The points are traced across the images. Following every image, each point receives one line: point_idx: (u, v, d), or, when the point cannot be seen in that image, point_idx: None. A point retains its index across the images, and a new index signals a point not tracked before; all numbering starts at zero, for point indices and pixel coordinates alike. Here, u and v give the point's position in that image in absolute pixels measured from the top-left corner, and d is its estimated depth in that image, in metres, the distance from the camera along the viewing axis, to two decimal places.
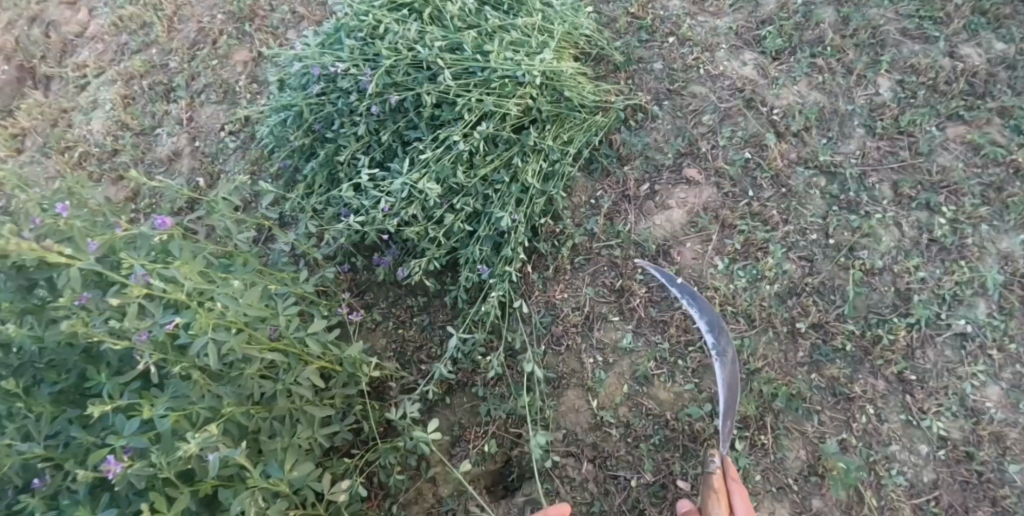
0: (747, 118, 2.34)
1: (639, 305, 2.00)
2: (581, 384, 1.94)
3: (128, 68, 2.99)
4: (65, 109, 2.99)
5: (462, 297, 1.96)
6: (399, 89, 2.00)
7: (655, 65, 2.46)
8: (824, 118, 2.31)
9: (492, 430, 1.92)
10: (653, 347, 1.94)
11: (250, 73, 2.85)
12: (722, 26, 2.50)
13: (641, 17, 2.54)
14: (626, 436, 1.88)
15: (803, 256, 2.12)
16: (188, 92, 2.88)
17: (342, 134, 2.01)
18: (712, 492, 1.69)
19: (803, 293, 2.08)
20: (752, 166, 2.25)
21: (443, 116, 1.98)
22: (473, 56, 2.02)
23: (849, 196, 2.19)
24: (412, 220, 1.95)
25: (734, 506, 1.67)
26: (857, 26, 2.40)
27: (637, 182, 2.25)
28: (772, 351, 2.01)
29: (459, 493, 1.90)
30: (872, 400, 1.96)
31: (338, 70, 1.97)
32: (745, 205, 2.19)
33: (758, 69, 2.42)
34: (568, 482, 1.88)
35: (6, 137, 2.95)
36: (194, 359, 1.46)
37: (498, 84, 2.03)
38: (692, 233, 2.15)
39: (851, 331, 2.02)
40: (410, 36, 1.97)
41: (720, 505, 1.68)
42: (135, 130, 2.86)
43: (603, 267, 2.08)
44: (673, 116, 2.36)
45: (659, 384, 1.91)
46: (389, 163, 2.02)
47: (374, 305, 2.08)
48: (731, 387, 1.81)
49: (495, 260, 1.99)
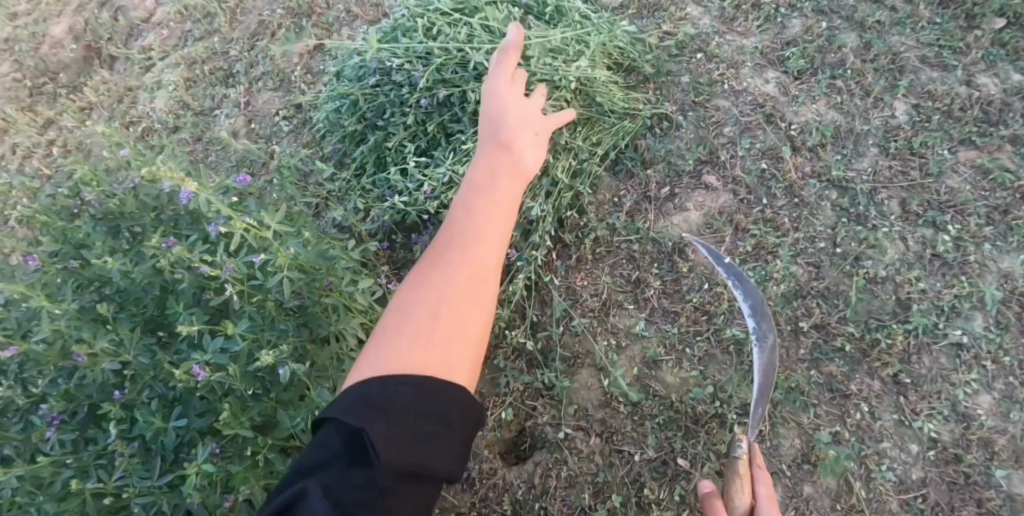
0: (766, 132, 2.50)
1: (653, 296, 2.17)
2: (595, 364, 2.10)
3: (191, 53, 3.24)
4: (131, 88, 3.26)
5: (492, 277, 2.17)
6: (447, 85, 2.22)
7: (682, 79, 2.63)
8: (839, 136, 2.46)
9: (510, 399, 2.10)
10: (662, 334, 2.11)
11: (305, 64, 3.07)
12: (748, 45, 2.66)
13: (672, 32, 2.71)
14: (632, 413, 2.04)
15: (810, 262, 2.27)
16: (247, 78, 3.12)
17: (392, 123, 2.26)
18: (739, 477, 1.72)
19: (808, 295, 2.22)
20: (768, 177, 2.40)
21: (484, 112, 2.21)
22: (515, 60, 2.25)
23: (859, 211, 2.33)
24: (451, 203, 2.17)
25: (757, 495, 1.69)
26: (878, 52, 2.54)
27: (659, 185, 2.41)
28: (775, 347, 2.15)
29: (475, 455, 2.06)
30: (867, 399, 2.09)
31: (394, 65, 2.22)
32: (759, 211, 2.34)
33: (780, 87, 2.58)
34: (576, 453, 2.03)
35: (74, 110, 3.26)
36: (267, 299, 1.74)
37: (536, 86, 2.25)
38: (707, 234, 2.31)
39: (851, 333, 2.16)
40: (461, 39, 2.21)
41: (744, 490, 1.70)
42: (194, 110, 3.10)
43: (622, 259, 2.25)
44: (696, 127, 2.52)
45: (666, 369, 2.07)
46: (432, 151, 2.24)
47: (408, 281, 2.27)
48: (766, 371, 1.90)
49: (524, 245, 2.21)
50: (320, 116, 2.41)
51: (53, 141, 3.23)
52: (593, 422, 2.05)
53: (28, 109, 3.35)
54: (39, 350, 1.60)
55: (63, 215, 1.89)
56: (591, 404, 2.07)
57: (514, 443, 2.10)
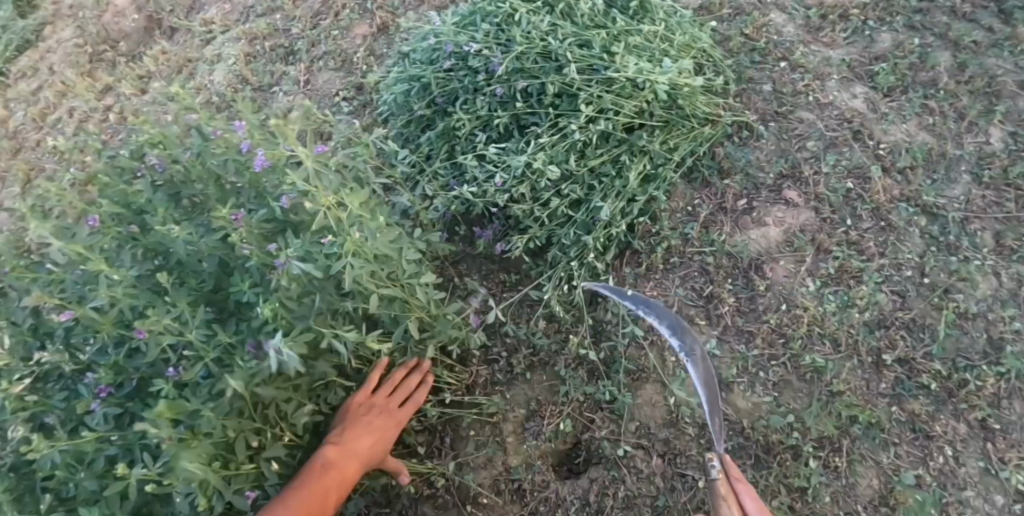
0: (852, 150, 2.32)
1: (727, 314, 2.06)
2: (661, 380, 1.98)
3: (252, 28, 3.17)
4: (189, 59, 3.21)
5: (555, 278, 2.08)
6: (525, 75, 2.13)
7: (764, 87, 2.46)
8: (931, 160, 2.28)
9: (568, 410, 1.99)
10: (737, 355, 2.00)
11: (368, 46, 2.97)
12: (835, 57, 2.50)
13: (755, 38, 2.55)
14: (700, 436, 1.92)
15: (895, 290, 2.09)
16: (308, 57, 3.03)
17: (464, 110, 2.16)
18: (722, 499, 1.70)
19: (892, 326, 2.04)
20: (853, 197, 2.23)
21: (562, 106, 2.10)
22: (599, 54, 2.12)
23: (950, 240, 2.15)
24: (520, 198, 2.08)
25: (745, 507, 1.68)
26: (973, 74, 2.39)
27: (736, 196, 2.27)
28: (855, 378, 1.97)
29: (528, 466, 1.96)
30: (951, 442, 1.91)
31: (472, 50, 2.12)
32: (842, 232, 2.18)
33: (868, 103, 2.41)
34: (635, 473, 1.92)
35: (133, 78, 3.21)
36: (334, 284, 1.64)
37: (619, 84, 2.11)
38: (787, 252, 2.15)
39: (938, 371, 1.98)
40: (544, 28, 2.12)
41: (732, 508, 1.69)
42: (253, 85, 3.02)
43: (695, 272, 2.14)
44: (778, 139, 2.35)
45: (739, 392, 1.96)
46: (504, 143, 2.15)
47: (467, 275, 2.19)
48: (707, 383, 1.81)
49: (590, 248, 2.08)
50: (387, 98, 2.32)
51: (110, 108, 3.20)
52: (656, 442, 1.94)
53: (88, 75, 3.35)
54: (95, 316, 1.55)
55: (123, 178, 1.83)
56: (654, 422, 1.95)
57: (569, 455, 2.01)
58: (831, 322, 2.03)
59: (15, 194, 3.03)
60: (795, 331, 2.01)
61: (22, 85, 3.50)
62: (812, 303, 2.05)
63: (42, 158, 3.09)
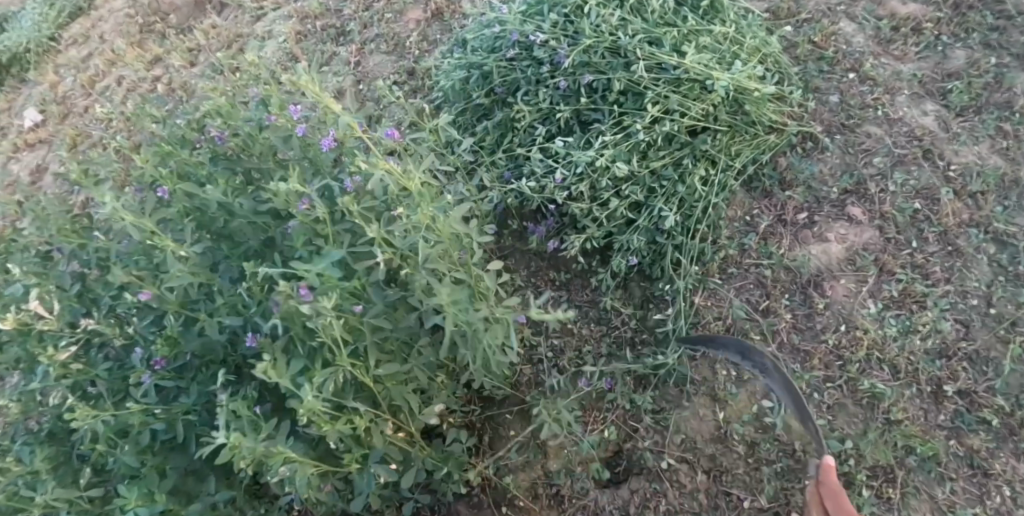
0: (922, 169, 2.19)
1: (783, 330, 1.99)
2: (711, 394, 1.93)
3: (304, 7, 3.13)
4: (240, 35, 3.18)
5: (609, 282, 2.03)
6: (592, 70, 2.08)
7: (831, 98, 2.36)
8: (1004, 186, 2.14)
9: (612, 417, 1.96)
10: (791, 373, 1.93)
11: (421, 31, 2.90)
12: (906, 72, 2.37)
13: (823, 47, 2.45)
14: (748, 455, 1.87)
15: (959, 318, 1.98)
16: (359, 38, 2.97)
17: (525, 102, 2.11)
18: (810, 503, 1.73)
19: (953, 356, 1.94)
20: (921, 218, 2.12)
21: (627, 104, 2.05)
22: (669, 52, 2.05)
23: (1020, 270, 2.01)
24: (579, 197, 2.02)
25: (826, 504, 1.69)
26: None
27: (797, 209, 2.18)
28: (912, 407, 1.89)
29: (568, 471, 1.92)
30: (1011, 482, 1.80)
31: (538, 40, 2.07)
32: (907, 254, 2.08)
33: (939, 121, 2.27)
34: (677, 487, 1.88)
35: (183, 50, 3.19)
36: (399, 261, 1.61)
37: (687, 85, 2.05)
38: (848, 270, 2.07)
39: (1001, 406, 1.87)
40: (614, 22, 2.07)
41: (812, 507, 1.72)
42: (302, 64, 2.98)
43: (751, 284, 2.07)
44: (843, 153, 2.25)
45: (791, 412, 1.88)
46: (564, 137, 2.10)
47: (515, 271, 2.14)
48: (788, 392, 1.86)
49: (646, 253, 2.03)
50: (444, 83, 2.26)
51: (159, 78, 3.18)
52: (701, 457, 1.89)
53: (137, 46, 3.34)
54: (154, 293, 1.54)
55: (176, 149, 1.79)
56: (700, 437, 1.90)
57: (608, 463, 1.97)
58: (891, 347, 1.94)
59: (61, 159, 3.04)
60: (853, 354, 1.94)
61: (75, 52, 3.51)
62: (872, 325, 1.97)
63: (90, 125, 3.09)
